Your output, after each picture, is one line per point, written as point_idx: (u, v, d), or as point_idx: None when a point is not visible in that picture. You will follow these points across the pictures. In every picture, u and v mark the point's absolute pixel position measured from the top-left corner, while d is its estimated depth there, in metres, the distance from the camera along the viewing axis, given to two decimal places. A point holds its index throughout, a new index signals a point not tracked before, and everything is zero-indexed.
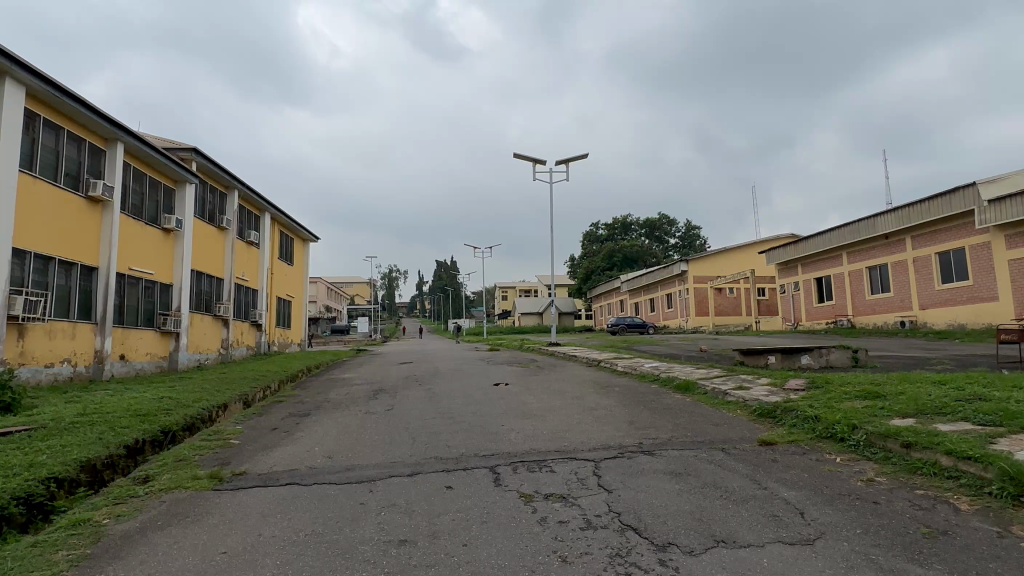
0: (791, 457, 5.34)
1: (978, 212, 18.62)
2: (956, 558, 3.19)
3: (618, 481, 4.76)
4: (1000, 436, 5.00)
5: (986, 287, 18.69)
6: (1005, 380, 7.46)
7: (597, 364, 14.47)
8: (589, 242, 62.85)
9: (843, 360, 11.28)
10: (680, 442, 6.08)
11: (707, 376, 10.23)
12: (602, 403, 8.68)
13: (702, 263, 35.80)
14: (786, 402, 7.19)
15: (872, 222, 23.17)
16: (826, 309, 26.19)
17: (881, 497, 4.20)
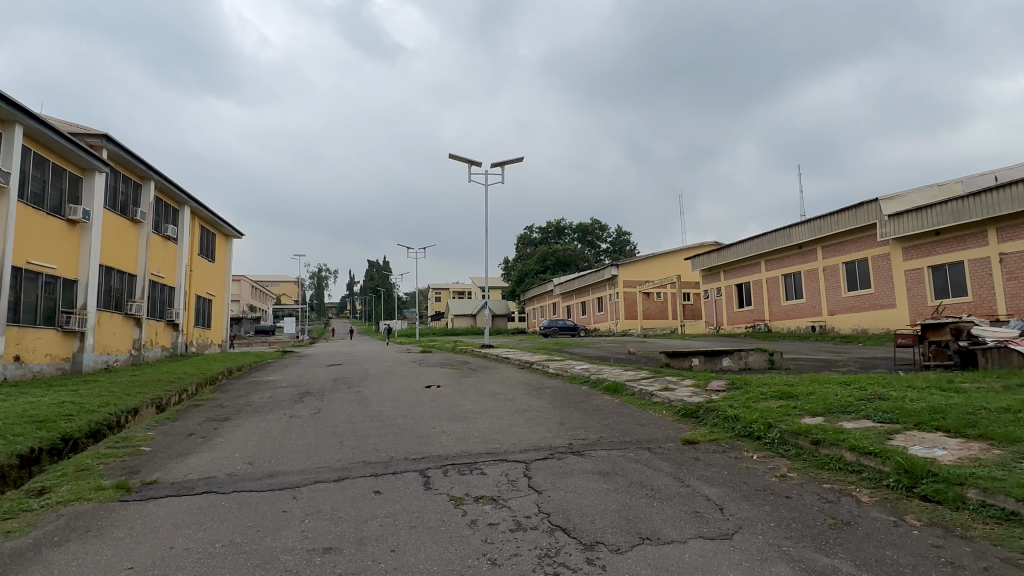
0: (712, 455, 5.57)
1: (880, 225, 20.18)
2: (858, 546, 3.43)
3: (548, 482, 4.82)
4: (897, 433, 5.42)
5: (886, 295, 20.26)
6: (901, 381, 8.11)
7: (529, 366, 14.61)
8: (523, 245, 63.39)
9: (760, 362, 11.93)
10: (609, 442, 6.23)
11: (635, 378, 10.54)
12: (534, 404, 8.76)
13: (632, 268, 36.89)
14: (708, 402, 7.51)
15: (788, 233, 24.61)
16: (746, 313, 27.59)
17: (793, 491, 4.46)
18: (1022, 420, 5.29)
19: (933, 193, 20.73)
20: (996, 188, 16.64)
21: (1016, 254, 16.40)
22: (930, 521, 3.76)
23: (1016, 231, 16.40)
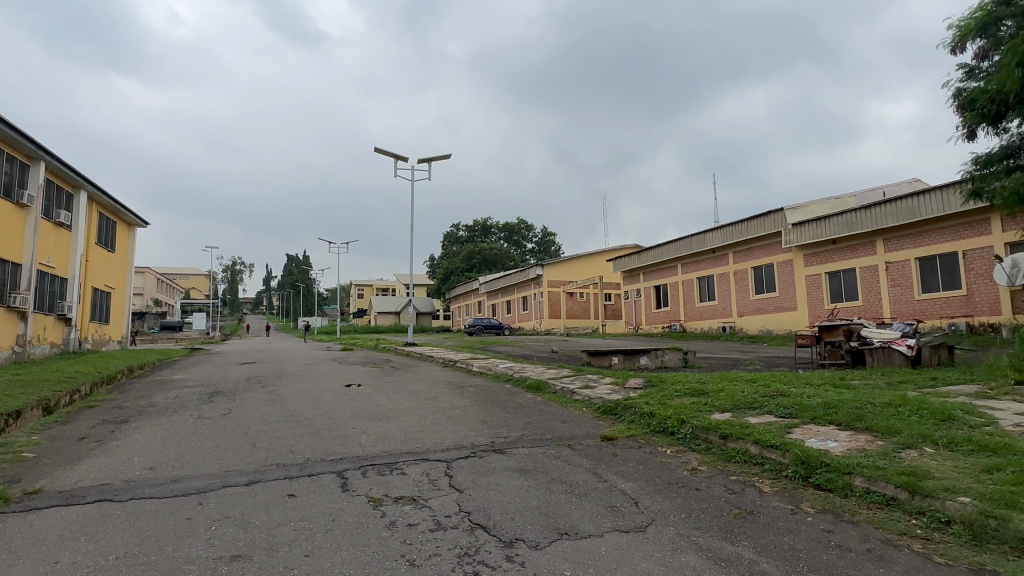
0: (628, 451, 5.76)
1: (784, 233, 21.60)
2: (760, 534, 3.64)
3: (470, 480, 4.81)
4: (795, 426, 5.83)
5: (789, 298, 21.72)
6: (801, 378, 8.72)
7: (453, 364, 14.53)
8: (449, 243, 63.01)
9: (675, 361, 12.44)
10: (530, 440, 6.30)
11: (557, 376, 10.72)
12: (457, 403, 8.72)
13: (556, 268, 37.55)
14: (626, 399, 7.76)
15: (703, 238, 25.85)
16: (663, 314, 28.75)
17: (702, 483, 4.68)
18: (902, 414, 5.82)
19: (830, 205, 22.44)
20: (885, 202, 18.22)
21: (900, 263, 18.04)
22: (822, 508, 4.06)
23: (900, 242, 18.04)
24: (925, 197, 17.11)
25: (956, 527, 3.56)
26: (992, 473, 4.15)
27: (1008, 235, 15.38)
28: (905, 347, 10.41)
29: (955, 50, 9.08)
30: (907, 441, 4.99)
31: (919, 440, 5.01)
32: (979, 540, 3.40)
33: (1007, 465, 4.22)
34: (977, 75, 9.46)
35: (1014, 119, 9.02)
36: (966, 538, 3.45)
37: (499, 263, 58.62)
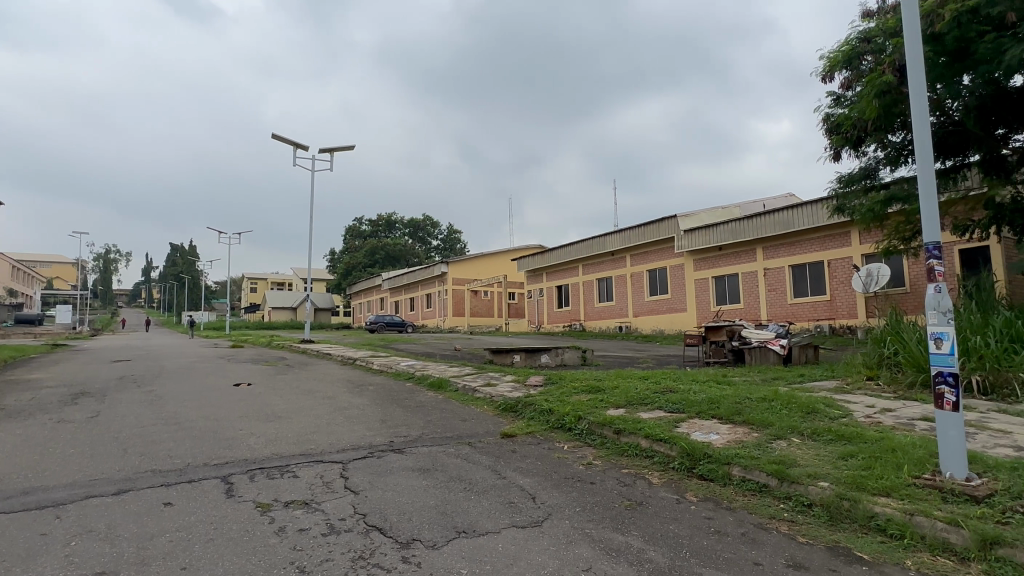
0: (527, 447, 5.85)
1: (677, 239, 22.92)
2: (648, 524, 3.83)
3: (366, 481, 4.68)
4: (682, 421, 6.20)
5: (679, 300, 23.07)
6: (688, 375, 9.28)
7: (352, 362, 14.08)
8: (351, 237, 61.05)
9: (574, 359, 12.81)
10: (430, 438, 6.24)
11: (460, 374, 10.70)
12: (355, 402, 8.46)
13: (461, 266, 37.52)
14: (526, 397, 7.89)
15: (602, 240, 26.83)
16: (564, 313, 29.56)
17: (596, 477, 4.86)
18: (774, 407, 6.36)
19: (718, 214, 24.09)
20: (764, 213, 19.84)
21: (776, 270, 19.71)
22: (704, 496, 4.35)
23: (777, 251, 19.72)
24: (798, 210, 18.82)
25: (816, 509, 3.94)
26: (847, 459, 4.64)
27: (864, 247, 17.27)
28: (778, 347, 11.40)
29: (825, 78, 10.03)
30: (778, 432, 5.46)
31: (788, 431, 5.50)
32: (835, 520, 3.79)
33: (859, 452, 4.73)
34: (843, 102, 10.51)
35: (872, 143, 10.12)
36: (825, 519, 3.83)
37: (403, 259, 57.61)
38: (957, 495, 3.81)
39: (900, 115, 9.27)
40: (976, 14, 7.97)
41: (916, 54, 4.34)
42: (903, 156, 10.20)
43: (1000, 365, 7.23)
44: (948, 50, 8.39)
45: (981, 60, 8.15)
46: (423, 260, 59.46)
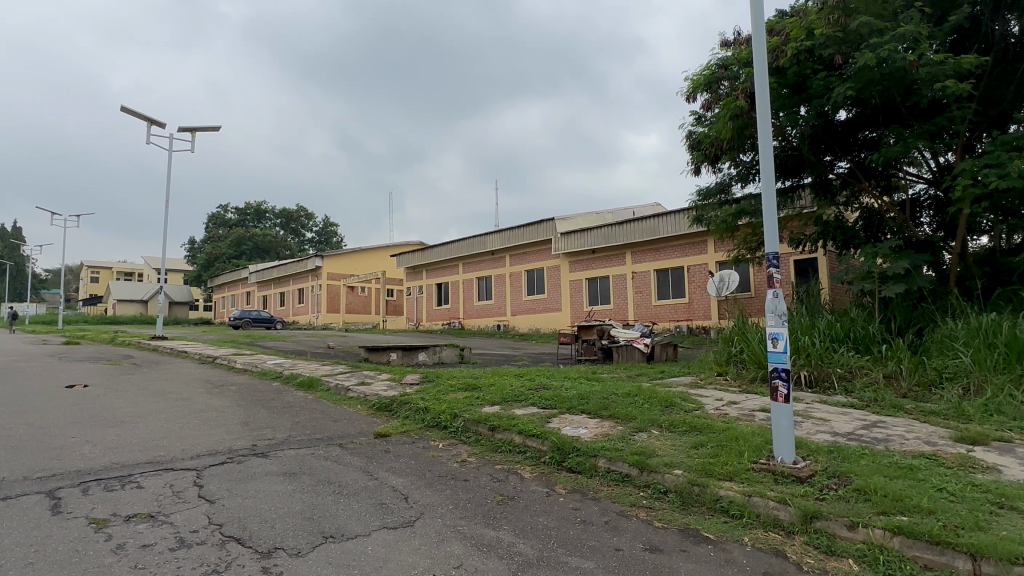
0: (401, 447, 5.76)
1: (554, 241, 23.74)
2: (518, 517, 3.93)
3: (223, 489, 4.34)
4: (553, 416, 6.44)
5: (555, 300, 23.91)
6: (560, 373, 9.64)
7: (211, 361, 13.00)
8: (214, 226, 56.40)
9: (452, 357, 12.82)
10: (298, 441, 5.93)
11: (332, 373, 10.28)
12: (214, 404, 7.81)
13: (337, 261, 36.09)
14: (402, 396, 7.75)
15: (483, 240, 27.10)
16: (443, 311, 29.48)
17: (470, 474, 4.90)
18: (637, 402, 6.81)
19: (592, 219, 25.31)
20: (633, 220, 21.15)
21: (642, 273, 21.08)
22: (572, 488, 4.55)
23: (644, 255, 21.10)
24: (663, 218, 20.27)
25: (671, 495, 4.28)
26: (698, 448, 5.08)
27: (718, 254, 19.00)
28: (642, 345, 12.22)
29: (689, 98, 10.88)
30: (640, 425, 5.84)
31: (649, 424, 5.90)
32: (687, 504, 4.13)
33: (708, 441, 5.20)
34: (703, 122, 11.48)
35: (726, 161, 11.15)
36: (678, 504, 4.16)
37: (273, 252, 54.27)
38: (786, 477, 4.31)
39: (750, 137, 10.31)
40: (811, 53, 9.08)
41: (763, 84, 4.85)
42: (751, 174, 11.36)
43: (822, 361, 8.30)
44: (790, 83, 9.47)
45: (815, 94, 9.30)
46: (295, 253, 56.43)
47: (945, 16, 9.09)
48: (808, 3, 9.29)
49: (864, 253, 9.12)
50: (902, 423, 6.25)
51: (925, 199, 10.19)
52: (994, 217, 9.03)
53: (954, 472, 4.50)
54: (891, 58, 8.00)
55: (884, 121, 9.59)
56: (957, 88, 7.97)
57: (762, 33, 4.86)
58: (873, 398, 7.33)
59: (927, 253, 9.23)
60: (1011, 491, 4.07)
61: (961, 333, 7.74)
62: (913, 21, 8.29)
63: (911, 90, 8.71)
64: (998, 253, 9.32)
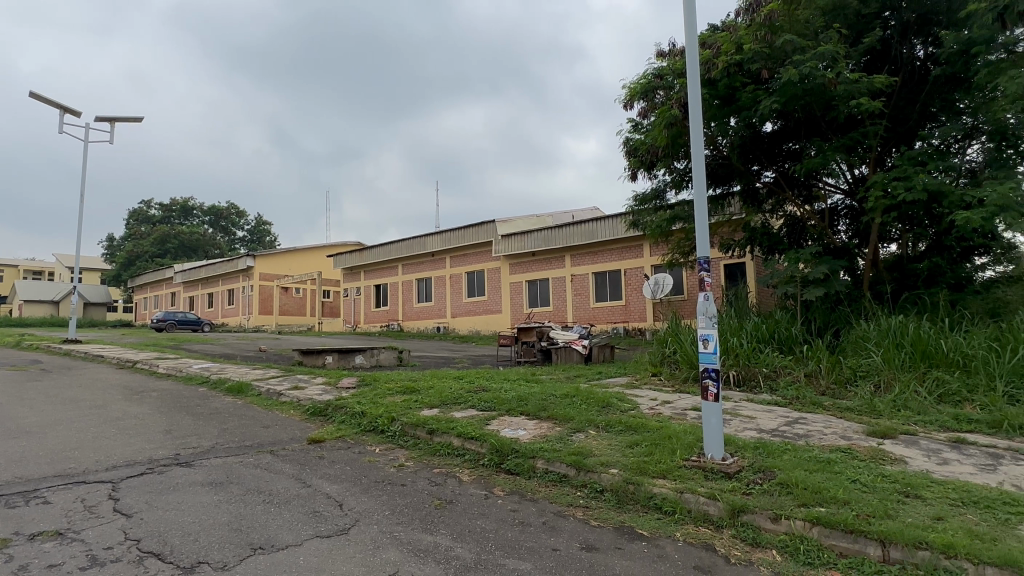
0: (336, 452, 5.61)
1: (494, 243, 23.78)
2: (456, 521, 3.90)
3: (142, 502, 4.09)
4: (492, 418, 6.43)
5: (495, 302, 23.96)
6: (500, 375, 9.64)
7: (131, 365, 12.23)
8: (135, 222, 53.26)
9: (390, 360, 12.60)
10: (225, 448, 5.67)
11: (263, 377, 9.89)
12: (132, 412, 7.34)
13: (270, 261, 34.82)
14: (337, 400, 7.55)
15: (422, 241, 26.82)
16: (381, 313, 28.96)
17: (408, 478, 4.83)
18: (574, 403, 6.91)
19: (532, 222, 25.52)
20: (572, 224, 21.47)
21: (581, 276, 21.45)
22: (510, 490, 4.55)
23: (582, 259, 21.46)
24: (601, 223, 20.70)
25: (607, 494, 4.36)
26: (634, 447, 5.20)
27: (653, 258, 19.57)
28: (580, 346, 12.42)
29: (627, 106, 11.15)
30: (577, 426, 5.93)
31: (586, 424, 6.00)
32: (622, 502, 4.22)
33: (643, 440, 5.33)
34: (640, 129, 11.80)
35: (661, 168, 11.50)
36: (614, 502, 4.24)
37: (201, 251, 51.77)
38: (715, 473, 4.48)
39: (684, 145, 10.67)
40: (740, 67, 9.51)
41: (696, 94, 5.02)
42: (685, 181, 11.76)
43: (749, 361, 8.69)
44: (721, 94, 9.87)
45: (743, 106, 9.73)
46: (225, 252, 54.07)
47: (860, 38, 9.73)
48: (737, 18, 9.71)
49: (788, 259, 9.62)
50: (821, 419, 6.63)
51: (842, 208, 10.86)
52: (902, 226, 9.73)
53: (866, 464, 4.81)
54: (813, 75, 8.48)
55: (806, 134, 10.15)
56: (870, 106, 8.54)
57: (695, 45, 5.04)
58: (795, 396, 7.74)
59: (843, 259, 9.83)
60: (916, 480, 4.40)
61: (872, 334, 8.30)
62: (832, 40, 8.82)
63: (829, 105, 9.26)
64: (905, 260, 10.06)
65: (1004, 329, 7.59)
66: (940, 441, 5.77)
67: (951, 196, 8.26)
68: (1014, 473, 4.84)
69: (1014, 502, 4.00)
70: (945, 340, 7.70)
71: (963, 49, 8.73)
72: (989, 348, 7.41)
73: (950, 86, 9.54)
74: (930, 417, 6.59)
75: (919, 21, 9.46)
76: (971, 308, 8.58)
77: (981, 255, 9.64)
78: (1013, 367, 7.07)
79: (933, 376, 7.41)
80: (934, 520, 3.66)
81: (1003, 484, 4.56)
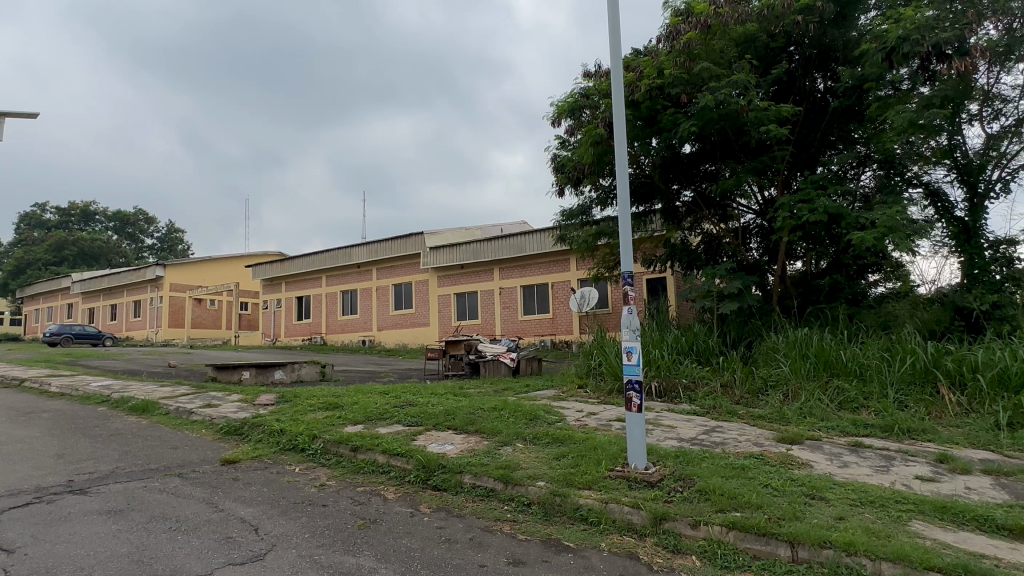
0: (252, 473, 5.32)
1: (422, 255, 23.55)
2: (380, 541, 3.78)
3: (26, 535, 3.70)
4: (419, 434, 6.31)
5: (423, 315, 23.68)
6: (426, 389, 9.48)
7: (17, 384, 11.14)
8: (27, 227, 48.92)
9: (312, 375, 12.13)
10: (126, 473, 5.24)
11: (172, 395, 9.26)
12: (17, 435, 6.67)
13: (182, 270, 32.84)
14: (254, 418, 7.18)
15: (348, 252, 26.15)
16: (303, 326, 27.89)
17: (330, 499, 4.64)
18: (502, 416, 6.90)
19: (461, 234, 25.50)
20: (501, 237, 21.62)
21: (509, 289, 21.59)
22: (436, 506, 4.47)
23: (510, 272, 21.63)
24: (529, 236, 20.96)
25: (534, 507, 4.36)
26: (560, 459, 5.26)
27: (579, 272, 20.02)
28: (509, 359, 12.46)
29: (554, 123, 11.37)
30: (505, 439, 5.93)
31: (514, 437, 6.00)
32: (550, 515, 4.24)
33: (568, 452, 5.40)
34: (567, 146, 12.08)
35: (587, 184, 11.79)
36: (541, 515, 4.26)
37: (104, 259, 48.10)
38: (638, 482, 4.60)
39: (609, 163, 11.00)
40: (661, 90, 9.95)
41: (621, 114, 5.20)
42: (610, 198, 12.14)
43: (669, 373, 9.02)
44: (643, 115, 10.27)
45: (664, 127, 10.18)
46: (131, 261, 50.51)
47: (768, 69, 10.45)
48: (658, 44, 10.17)
49: (705, 274, 10.09)
50: (736, 427, 6.96)
51: (753, 227, 11.52)
52: (806, 245, 10.46)
53: (776, 469, 5.09)
54: (727, 101, 9.01)
55: (721, 156, 10.72)
56: (778, 132, 9.15)
57: (620, 67, 5.21)
58: (712, 405, 8.09)
59: (755, 275, 10.44)
60: (820, 483, 4.69)
61: (781, 345, 8.83)
62: (744, 70, 9.42)
63: (742, 130, 9.85)
64: (809, 276, 10.81)
65: (894, 340, 8.28)
66: (840, 445, 6.20)
67: (848, 218, 8.97)
68: (904, 473, 5.27)
69: (904, 500, 4.35)
70: (844, 350, 8.30)
71: (857, 84, 9.56)
72: (882, 357, 8.05)
73: (846, 118, 10.41)
74: (832, 423, 7.08)
75: (820, 56, 10.30)
76: (865, 321, 9.31)
77: (874, 273, 10.51)
78: (902, 375, 7.73)
79: (834, 385, 7.97)
80: (837, 519, 3.91)
81: (895, 483, 4.95)
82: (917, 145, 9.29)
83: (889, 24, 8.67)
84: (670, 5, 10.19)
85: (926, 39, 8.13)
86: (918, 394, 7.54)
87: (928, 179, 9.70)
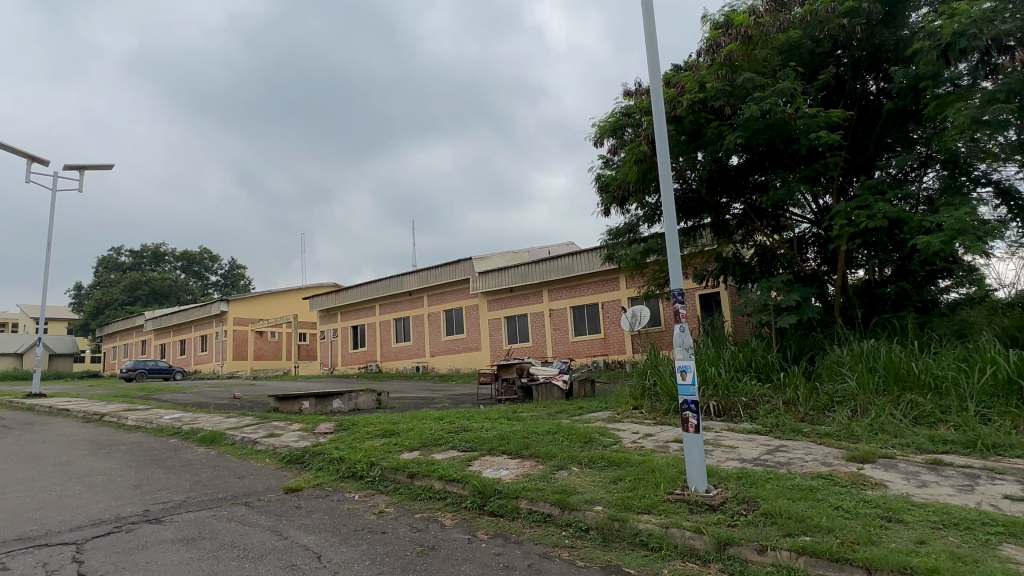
0: (314, 501, 5.45)
1: (471, 281, 23.83)
2: (439, 568, 3.80)
3: (108, 563, 3.91)
4: (474, 459, 6.33)
5: (475, 340, 23.85)
6: (479, 414, 9.49)
7: (98, 418, 11.84)
8: (105, 270, 52.43)
9: (369, 403, 12.35)
10: (197, 502, 5.47)
11: (237, 426, 9.60)
12: (99, 467, 7.08)
13: (244, 304, 34.35)
14: (314, 446, 7.37)
15: (400, 280, 26.71)
16: (358, 355, 28.52)
17: (388, 526, 4.69)
18: (556, 440, 6.85)
19: (509, 258, 25.71)
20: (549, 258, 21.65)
21: (559, 310, 21.53)
22: (494, 533, 4.46)
23: (560, 293, 21.59)
24: (577, 257, 20.93)
25: (592, 533, 4.29)
26: (617, 483, 5.15)
27: (630, 290, 19.80)
28: (562, 382, 12.37)
29: (597, 143, 11.37)
30: (561, 463, 5.87)
31: (569, 461, 5.94)
32: (608, 540, 4.16)
33: (626, 475, 5.29)
34: (611, 165, 12.03)
35: (633, 203, 11.74)
36: (600, 541, 4.18)
37: (173, 297, 50.78)
38: (700, 506, 4.45)
39: (654, 180, 10.90)
40: (704, 104, 9.81)
41: (661, 130, 5.16)
42: (657, 215, 12.01)
43: (728, 391, 8.76)
44: (687, 131, 10.14)
45: (709, 141, 10.07)
46: (198, 297, 53.16)
47: (815, 75, 10.20)
48: (699, 59, 10.10)
49: (760, 287, 9.77)
50: (801, 446, 6.67)
51: (809, 237, 11.15)
52: (868, 253, 10.05)
53: (848, 490, 4.84)
54: (773, 111, 8.81)
55: (770, 166, 10.44)
56: (829, 139, 8.84)
57: (658, 84, 5.20)
58: (775, 424, 7.79)
59: (813, 286, 10.08)
60: (897, 505, 4.42)
61: (846, 359, 8.45)
62: (790, 78, 9.22)
63: (791, 138, 9.56)
64: (873, 285, 10.35)
65: (972, 349, 7.78)
66: (918, 463, 5.84)
67: (911, 222, 8.57)
68: (991, 493, 4.90)
69: (993, 522, 4.04)
70: (915, 362, 7.86)
71: (912, 83, 9.21)
72: (959, 368, 7.56)
73: (902, 119, 10.01)
74: (907, 440, 6.68)
75: (869, 58, 9.99)
76: (938, 329, 8.80)
77: (945, 278, 9.93)
78: (982, 387, 7.24)
79: (907, 399, 7.54)
80: (917, 544, 3.67)
81: (981, 504, 4.61)
82: (982, 143, 8.79)
83: (943, 20, 8.32)
84: (709, 18, 10.12)
85: (985, 33, 7.82)
86: (1002, 406, 7.03)
87: (998, 177, 9.17)
